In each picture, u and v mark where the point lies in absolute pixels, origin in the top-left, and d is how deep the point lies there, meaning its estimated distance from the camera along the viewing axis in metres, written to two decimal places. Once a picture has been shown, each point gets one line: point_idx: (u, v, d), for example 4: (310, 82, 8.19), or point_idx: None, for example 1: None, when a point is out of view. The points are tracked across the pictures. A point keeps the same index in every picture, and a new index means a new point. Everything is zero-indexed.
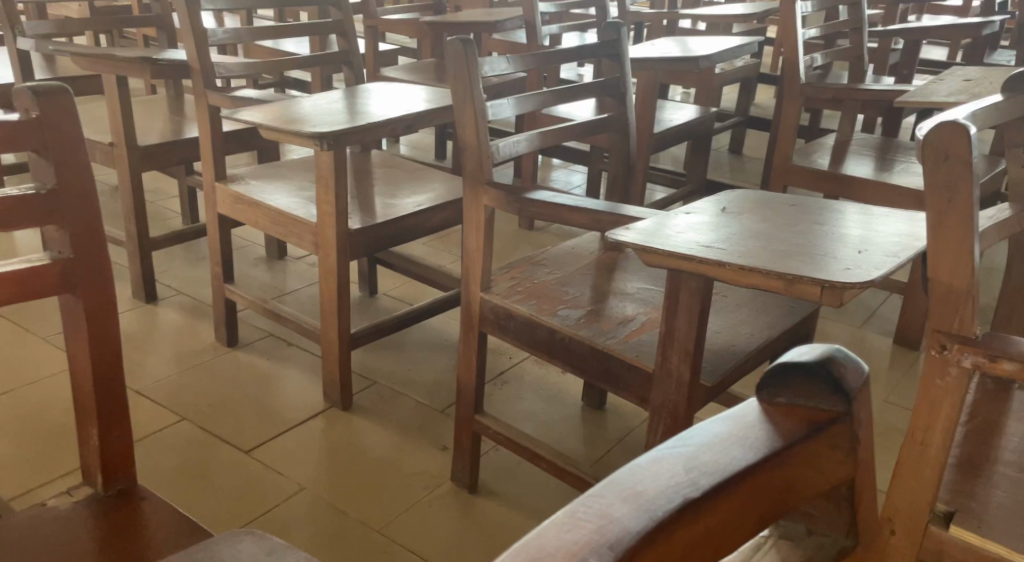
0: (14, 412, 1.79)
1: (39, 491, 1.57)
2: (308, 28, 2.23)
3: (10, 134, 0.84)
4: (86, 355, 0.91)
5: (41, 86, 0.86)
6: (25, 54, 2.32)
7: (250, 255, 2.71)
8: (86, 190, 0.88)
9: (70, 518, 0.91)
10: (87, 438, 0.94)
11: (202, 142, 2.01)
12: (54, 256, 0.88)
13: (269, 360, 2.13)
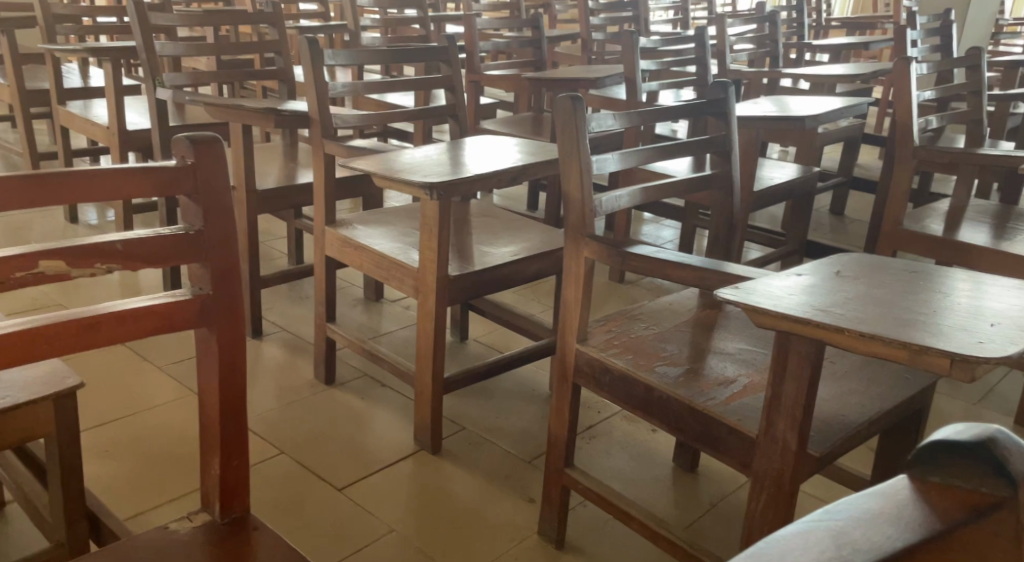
0: (129, 436, 1.87)
1: (151, 514, 1.63)
2: (418, 82, 2.32)
3: (167, 178, 0.93)
4: (216, 386, 1.00)
5: (197, 135, 0.95)
6: (160, 102, 2.48)
7: (349, 296, 2.79)
8: (228, 233, 0.97)
9: (186, 539, 0.97)
10: (208, 466, 1.03)
11: (315, 188, 2.10)
12: (195, 292, 0.98)
13: (363, 399, 2.17)
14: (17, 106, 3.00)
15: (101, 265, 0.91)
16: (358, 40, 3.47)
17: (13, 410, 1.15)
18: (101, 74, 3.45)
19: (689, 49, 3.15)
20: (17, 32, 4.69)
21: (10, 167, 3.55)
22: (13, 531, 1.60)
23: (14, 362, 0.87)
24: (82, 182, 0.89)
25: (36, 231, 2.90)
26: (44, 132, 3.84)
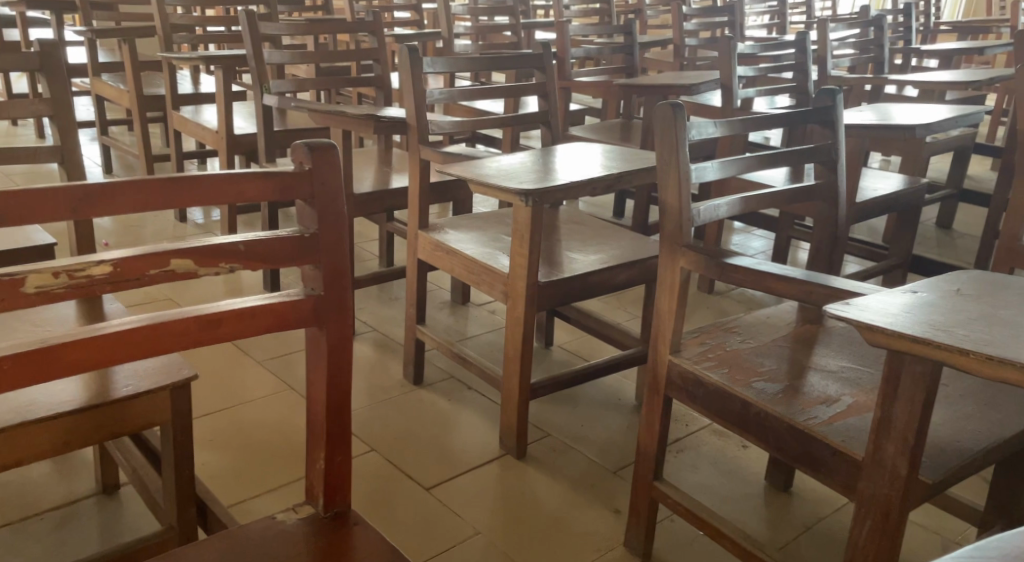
0: (232, 427, 1.94)
1: (255, 502, 1.69)
2: (512, 89, 2.33)
3: (286, 183, 0.97)
4: (324, 383, 1.04)
5: (314, 143, 0.98)
6: (266, 108, 2.58)
7: (436, 298, 2.82)
8: (340, 236, 1.01)
9: (295, 530, 1.03)
10: (314, 460, 1.08)
11: (410, 192, 2.13)
12: (307, 292, 1.02)
13: (450, 401, 2.19)
14: (134, 110, 3.15)
15: (225, 264, 0.96)
16: (453, 47, 3.51)
17: (133, 398, 1.21)
18: (211, 80, 3.59)
19: (789, 55, 3.07)
20: (138, 41, 4.94)
21: (126, 167, 3.73)
22: (125, 512, 1.67)
23: (146, 353, 0.92)
24: (210, 186, 0.94)
25: (148, 229, 3.03)
26: (157, 134, 4.02)
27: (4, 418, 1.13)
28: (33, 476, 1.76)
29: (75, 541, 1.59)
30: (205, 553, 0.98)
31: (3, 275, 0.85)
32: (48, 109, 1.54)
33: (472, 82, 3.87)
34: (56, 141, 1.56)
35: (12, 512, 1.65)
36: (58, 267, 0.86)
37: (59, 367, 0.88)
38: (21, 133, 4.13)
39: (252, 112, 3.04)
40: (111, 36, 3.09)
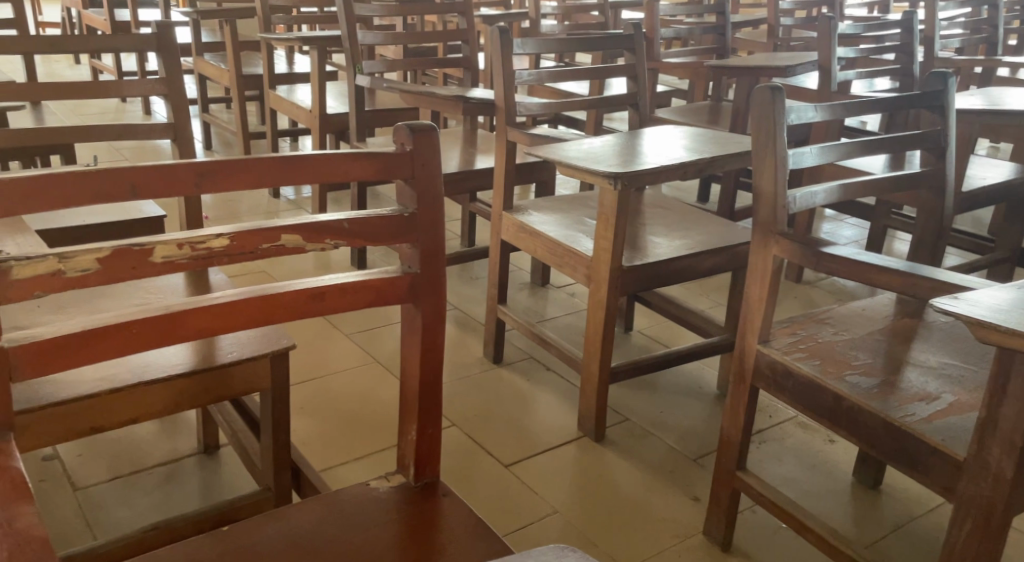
0: (321, 396, 2.00)
1: (343, 469, 1.75)
2: (602, 70, 2.31)
3: (389, 163, 0.99)
4: (418, 358, 1.07)
5: (416, 124, 1.00)
6: (358, 88, 2.62)
7: (516, 279, 2.82)
8: (438, 216, 1.02)
9: (386, 497, 1.07)
10: (406, 431, 1.11)
11: (496, 173, 2.14)
12: (404, 270, 1.03)
13: (529, 380, 2.20)
14: (234, 89, 3.24)
15: (330, 241, 0.98)
16: (540, 28, 3.49)
17: (236, 365, 1.28)
18: (305, 60, 3.67)
19: (893, 35, 2.95)
20: (240, 22, 5.10)
21: (224, 144, 3.85)
22: (226, 472, 1.73)
23: (257, 323, 0.96)
24: (319, 164, 0.97)
25: (243, 205, 3.13)
26: (253, 112, 4.14)
27: (121, 379, 1.20)
28: (140, 434, 1.84)
29: (179, 497, 1.66)
30: (303, 515, 1.03)
31: (133, 244, 0.88)
32: (162, 89, 1.61)
33: (559, 63, 3.84)
34: (170, 119, 1.62)
35: (122, 465, 1.74)
36: (182, 239, 0.90)
37: (179, 333, 0.92)
38: (128, 110, 4.31)
39: (344, 92, 3.10)
40: (213, 17, 3.19)
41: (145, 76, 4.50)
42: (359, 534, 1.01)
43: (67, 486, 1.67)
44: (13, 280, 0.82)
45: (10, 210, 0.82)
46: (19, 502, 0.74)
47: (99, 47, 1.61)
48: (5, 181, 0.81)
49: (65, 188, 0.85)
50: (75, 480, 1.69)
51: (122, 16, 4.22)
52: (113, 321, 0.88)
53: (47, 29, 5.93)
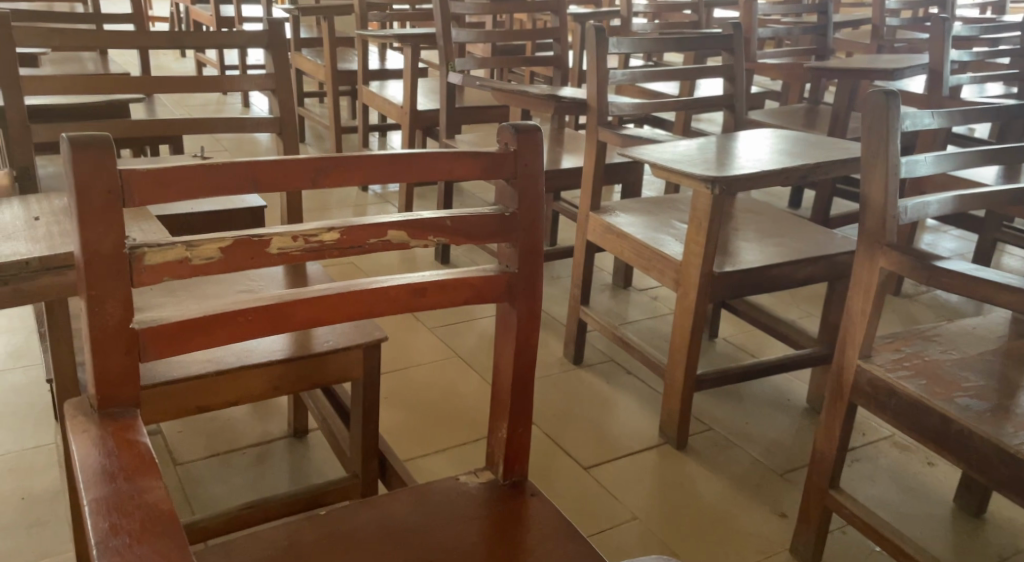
0: (404, 387, 2.01)
1: (425, 461, 1.76)
2: (697, 71, 2.26)
3: (493, 163, 0.99)
4: (511, 358, 1.06)
5: (520, 124, 0.99)
6: (450, 85, 2.63)
7: (599, 279, 2.79)
8: (538, 217, 1.01)
9: (475, 493, 1.07)
10: (496, 429, 1.10)
11: (585, 173, 2.11)
12: (502, 269, 1.03)
13: (608, 383, 2.17)
14: (329, 84, 3.30)
15: (433, 238, 0.98)
16: (632, 26, 3.44)
17: (331, 353, 1.31)
18: (398, 57, 3.71)
19: (1009, 39, 2.81)
20: (338, 19, 5.21)
21: (317, 137, 3.94)
22: (314, 456, 1.76)
23: (362, 315, 0.97)
24: (425, 161, 0.97)
25: (332, 198, 3.18)
26: (346, 107, 4.21)
27: (225, 362, 1.24)
28: (234, 415, 1.88)
29: (270, 478, 1.69)
30: (395, 504, 1.04)
31: (252, 235, 0.90)
32: (271, 84, 1.64)
33: (649, 62, 3.78)
34: (276, 114, 1.67)
35: (217, 444, 1.78)
36: (296, 231, 0.91)
37: (286, 322, 0.94)
38: (228, 103, 4.44)
39: (435, 89, 3.12)
40: (312, 15, 3.26)
41: (245, 71, 4.63)
42: (448, 526, 1.01)
43: (168, 461, 1.72)
44: (144, 265, 0.85)
45: (143, 198, 0.84)
46: (148, 475, 0.79)
47: (208, 44, 1.67)
48: (141, 171, 0.83)
49: (191, 180, 0.86)
50: (173, 456, 1.73)
51: (226, 13, 4.35)
52: (232, 306, 0.91)
53: (156, 24, 6.17)
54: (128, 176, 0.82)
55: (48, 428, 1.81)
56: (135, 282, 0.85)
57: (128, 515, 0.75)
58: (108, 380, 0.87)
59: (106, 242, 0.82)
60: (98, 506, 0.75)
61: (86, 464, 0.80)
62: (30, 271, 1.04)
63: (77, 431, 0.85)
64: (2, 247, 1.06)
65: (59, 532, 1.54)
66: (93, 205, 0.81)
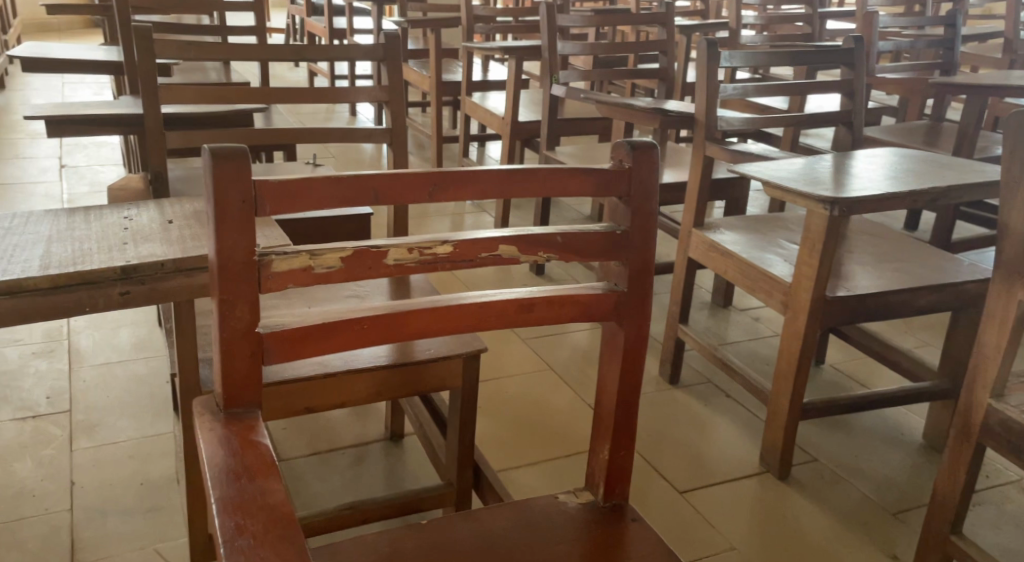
0: (500, 398, 2.00)
1: (519, 473, 1.75)
2: (813, 85, 2.18)
3: (608, 180, 0.98)
4: (617, 378, 1.04)
5: (637, 141, 0.98)
6: (553, 97, 2.63)
7: (698, 297, 2.72)
8: (650, 236, 1.00)
9: (576, 514, 1.05)
10: (598, 450, 1.08)
11: (691, 189, 2.05)
12: (611, 288, 1.02)
13: (706, 405, 2.10)
14: (433, 95, 3.35)
15: (543, 253, 0.98)
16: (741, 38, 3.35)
17: (432, 362, 1.31)
18: (502, 68, 3.73)
19: None
20: (444, 32, 5.30)
21: (419, 146, 4.00)
22: (408, 462, 1.77)
23: (471, 327, 0.97)
24: (539, 177, 0.97)
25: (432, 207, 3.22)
26: (448, 118, 4.27)
27: (333, 365, 1.26)
28: (335, 415, 1.91)
29: (364, 482, 1.70)
30: (494, 519, 1.03)
31: (371, 245, 0.91)
32: (385, 96, 1.68)
33: (757, 76, 3.68)
34: (388, 125, 1.70)
35: (317, 443, 1.81)
36: (412, 244, 0.92)
37: (395, 332, 0.94)
38: (336, 112, 4.55)
39: (538, 101, 3.12)
40: (420, 26, 3.31)
41: (353, 81, 4.75)
42: (547, 546, 0.99)
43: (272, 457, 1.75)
44: (271, 272, 0.87)
45: (275, 208, 0.85)
46: (270, 477, 0.80)
47: (322, 55, 1.71)
48: (273, 182, 0.85)
49: (317, 191, 0.88)
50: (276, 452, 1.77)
51: (338, 24, 4.48)
52: (347, 314, 0.92)
53: (273, 36, 6.43)
54: (261, 186, 0.84)
55: (163, 420, 1.87)
56: (263, 288, 0.87)
57: (252, 516, 0.76)
58: (234, 381, 0.89)
59: (239, 249, 0.84)
60: (224, 506, 0.77)
61: (212, 463, 0.82)
62: (164, 272, 1.07)
63: (204, 429, 0.87)
64: (141, 248, 1.10)
65: (171, 520, 1.60)
66: (229, 213, 0.83)
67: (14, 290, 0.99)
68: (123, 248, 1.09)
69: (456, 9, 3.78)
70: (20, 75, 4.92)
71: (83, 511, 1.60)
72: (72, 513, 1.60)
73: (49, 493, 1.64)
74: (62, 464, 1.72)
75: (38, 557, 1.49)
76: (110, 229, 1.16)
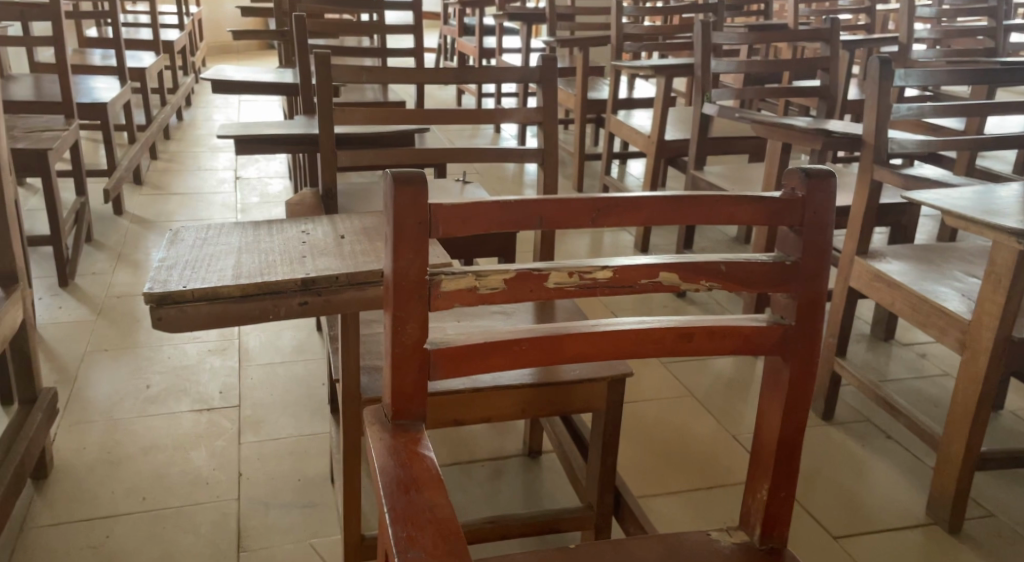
0: (646, 423, 1.97)
1: (662, 501, 1.71)
2: (998, 106, 2.03)
3: (778, 209, 0.95)
4: (779, 415, 1.01)
5: (812, 169, 0.95)
6: (705, 118, 2.58)
7: (856, 328, 2.59)
8: (823, 269, 0.97)
9: (729, 554, 1.01)
10: (755, 489, 1.05)
11: (854, 214, 1.95)
12: (776, 321, 0.99)
13: (863, 445, 1.99)
14: (579, 113, 3.36)
15: (706, 282, 0.96)
16: (911, 56, 3.17)
17: (578, 383, 1.31)
18: (650, 87, 3.70)
19: None
20: (591, 51, 5.32)
21: (564, 164, 4.03)
22: (547, 479, 1.77)
23: (631, 354, 0.97)
24: (707, 205, 0.95)
25: None
26: (592, 135, 4.28)
27: (481, 380, 1.28)
28: (476, 428, 1.93)
29: (503, 496, 1.71)
30: (644, 550, 1.01)
31: (532, 269, 0.92)
32: (538, 116, 1.70)
33: (927, 96, 3.48)
34: (540, 144, 1.72)
35: (459, 453, 1.84)
36: (573, 268, 0.93)
37: (552, 355, 0.95)
38: (482, 130, 4.65)
39: (687, 121, 3.07)
40: (569, 46, 3.34)
41: (502, 99, 4.85)
42: None
43: None
44: (440, 292, 0.90)
45: (447, 230, 0.88)
46: (436, 492, 0.83)
47: (474, 74, 1.76)
48: (446, 204, 0.88)
49: (487, 214, 0.90)
50: None
51: (487, 44, 4.59)
52: (507, 336, 0.94)
53: (425, 55, 6.68)
54: (436, 209, 0.87)
55: (317, 420, 1.96)
56: (431, 307, 0.90)
57: (422, 529, 0.79)
58: (402, 394, 0.92)
59: (413, 269, 0.87)
60: (396, 517, 0.80)
61: (384, 473, 0.85)
62: (339, 285, 1.13)
63: (374, 439, 0.90)
64: (318, 262, 1.16)
65: (326, 517, 1.67)
66: (405, 234, 0.86)
67: (211, 297, 1.07)
68: (303, 261, 1.16)
69: (605, 27, 3.78)
70: (203, 93, 5.34)
71: (249, 502, 1.70)
72: (239, 503, 1.69)
73: (220, 482, 1.75)
74: (232, 455, 1.83)
75: (209, 542, 1.59)
76: (290, 242, 1.23)
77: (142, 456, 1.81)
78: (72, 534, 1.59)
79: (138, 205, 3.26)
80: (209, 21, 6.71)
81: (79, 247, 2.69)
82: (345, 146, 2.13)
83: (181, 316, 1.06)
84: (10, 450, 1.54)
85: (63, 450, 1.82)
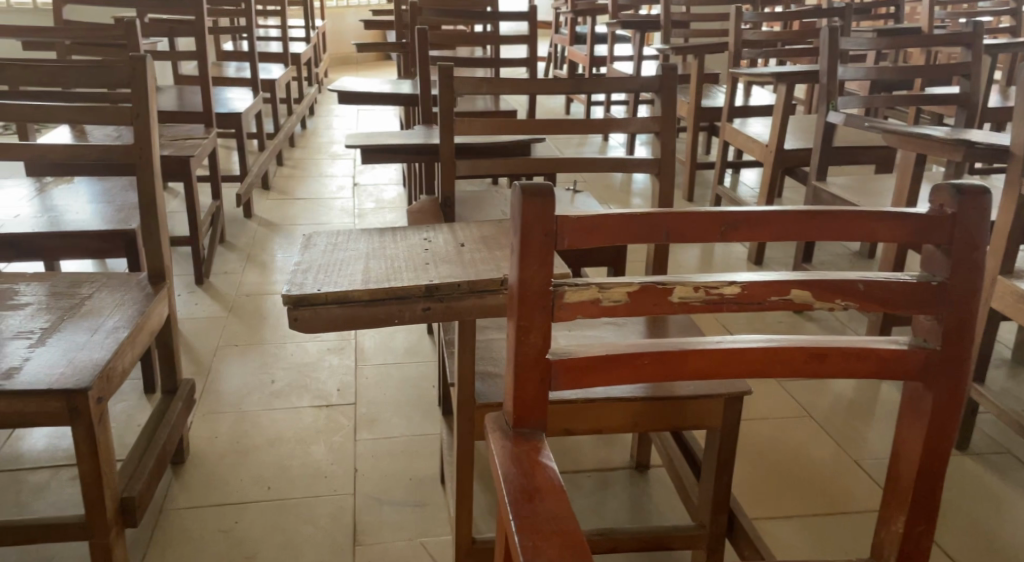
0: (765, 443, 1.90)
1: (782, 525, 1.66)
2: None
3: (924, 226, 0.91)
4: (919, 444, 0.97)
5: (963, 184, 0.90)
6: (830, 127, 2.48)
7: (995, 353, 2.43)
8: (972, 291, 0.91)
9: None
10: (891, 519, 1.00)
11: (998, 232, 1.83)
12: (919, 344, 0.95)
13: (1003, 478, 1.87)
14: (693, 121, 3.30)
15: (841, 301, 0.93)
16: None
17: (694, 399, 1.28)
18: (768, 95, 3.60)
19: None
20: (707, 59, 5.22)
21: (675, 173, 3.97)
22: (658, 494, 1.74)
23: (759, 372, 0.94)
24: (845, 221, 0.92)
25: None
26: (704, 145, 4.20)
27: (595, 391, 1.27)
28: (584, 439, 1.92)
29: (611, 509, 1.70)
30: None
31: (658, 282, 0.91)
32: (655, 125, 1.68)
33: None
34: (656, 154, 1.70)
35: (565, 461, 1.84)
36: (699, 282, 0.91)
37: (676, 370, 0.94)
38: (592, 138, 4.64)
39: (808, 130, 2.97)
40: (685, 54, 3.28)
41: (614, 107, 4.82)
42: None
43: None
44: (564, 303, 0.90)
45: (572, 243, 0.88)
46: (560, 502, 0.83)
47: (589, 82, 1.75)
48: (571, 217, 0.88)
49: (614, 226, 0.89)
50: None
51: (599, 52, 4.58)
52: (631, 349, 0.93)
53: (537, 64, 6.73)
54: (563, 220, 0.87)
55: (429, 422, 2.00)
56: (555, 318, 0.90)
57: (547, 538, 0.79)
58: (524, 403, 0.93)
59: (538, 279, 0.88)
60: (521, 525, 0.81)
61: (506, 480, 0.86)
62: (460, 293, 1.15)
63: (496, 446, 0.91)
64: (441, 268, 1.18)
65: (438, 517, 1.70)
66: (531, 245, 0.86)
67: (342, 300, 1.10)
68: (426, 268, 1.19)
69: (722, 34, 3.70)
70: (326, 103, 5.55)
71: (366, 498, 1.75)
72: (356, 498, 1.74)
73: (339, 476, 1.81)
74: (351, 451, 1.89)
75: (329, 535, 1.64)
76: (413, 249, 1.26)
77: (268, 448, 1.89)
78: (205, 518, 1.68)
79: (267, 209, 3.42)
80: (332, 33, 6.99)
81: (213, 248, 2.84)
82: (460, 153, 2.16)
83: (314, 317, 1.10)
84: (154, 437, 1.64)
85: (198, 439, 1.92)
